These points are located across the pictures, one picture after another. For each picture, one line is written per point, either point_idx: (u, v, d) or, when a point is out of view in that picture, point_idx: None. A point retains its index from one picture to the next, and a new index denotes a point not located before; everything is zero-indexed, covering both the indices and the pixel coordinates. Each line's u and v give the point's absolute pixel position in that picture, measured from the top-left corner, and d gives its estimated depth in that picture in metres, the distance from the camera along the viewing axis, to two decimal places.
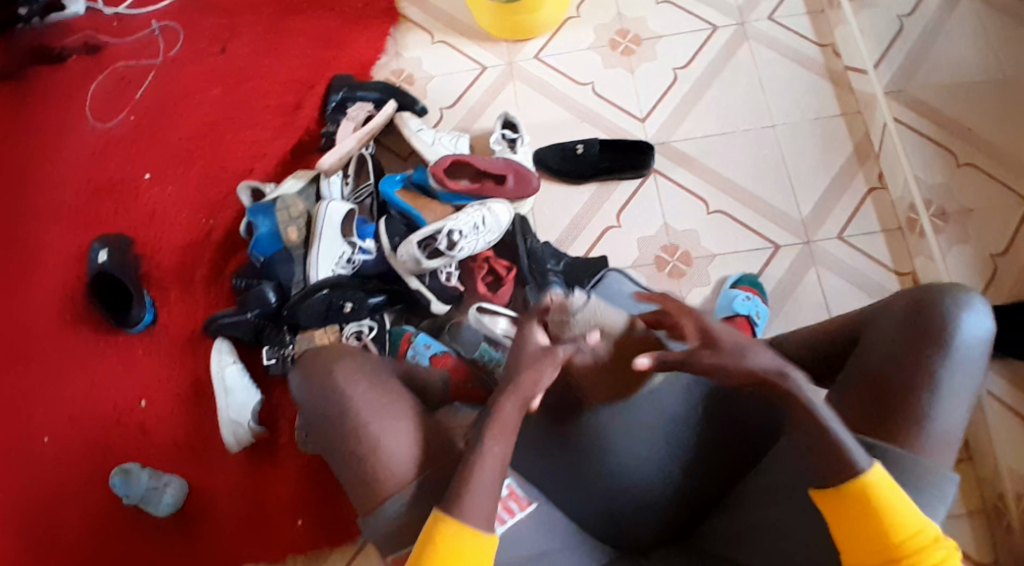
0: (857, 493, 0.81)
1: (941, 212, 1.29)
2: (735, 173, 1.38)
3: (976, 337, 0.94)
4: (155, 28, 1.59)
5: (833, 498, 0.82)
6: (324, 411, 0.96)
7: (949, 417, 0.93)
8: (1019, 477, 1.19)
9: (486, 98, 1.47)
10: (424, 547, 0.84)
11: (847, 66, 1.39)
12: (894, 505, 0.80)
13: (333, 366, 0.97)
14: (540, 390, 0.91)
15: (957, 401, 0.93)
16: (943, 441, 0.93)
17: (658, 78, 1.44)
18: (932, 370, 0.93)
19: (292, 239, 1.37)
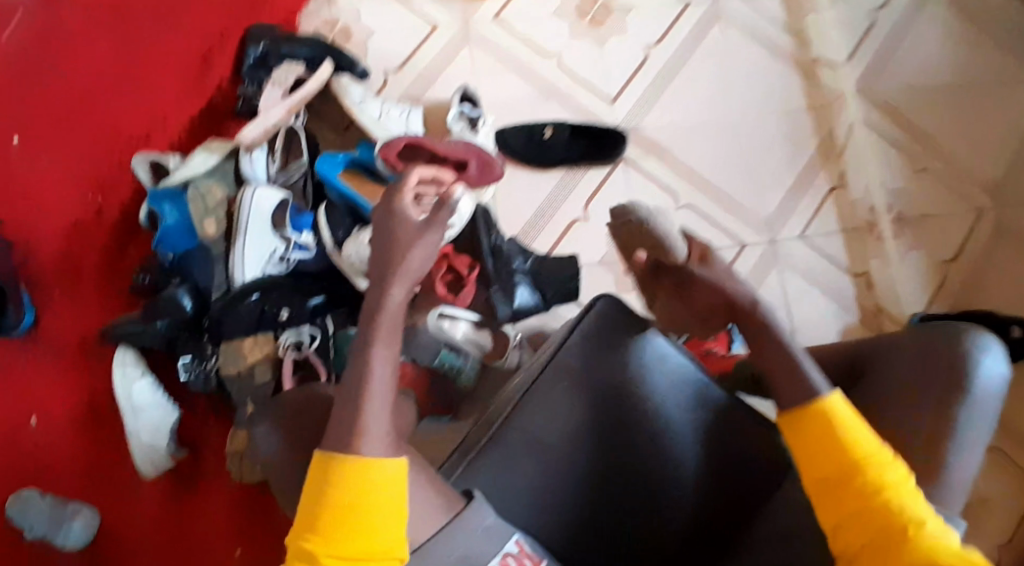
0: (817, 418, 0.77)
1: (899, 217, 1.30)
2: (703, 165, 1.32)
3: (995, 380, 0.88)
4: None
5: (800, 430, 0.78)
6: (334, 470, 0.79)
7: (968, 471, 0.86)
8: None
9: (439, 64, 1.32)
10: (323, 486, 0.73)
11: (816, 58, 1.35)
12: (853, 432, 0.76)
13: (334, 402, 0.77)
14: (426, 269, 0.78)
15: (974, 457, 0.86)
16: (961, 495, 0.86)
17: (628, 55, 1.35)
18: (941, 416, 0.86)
19: (209, 233, 1.15)
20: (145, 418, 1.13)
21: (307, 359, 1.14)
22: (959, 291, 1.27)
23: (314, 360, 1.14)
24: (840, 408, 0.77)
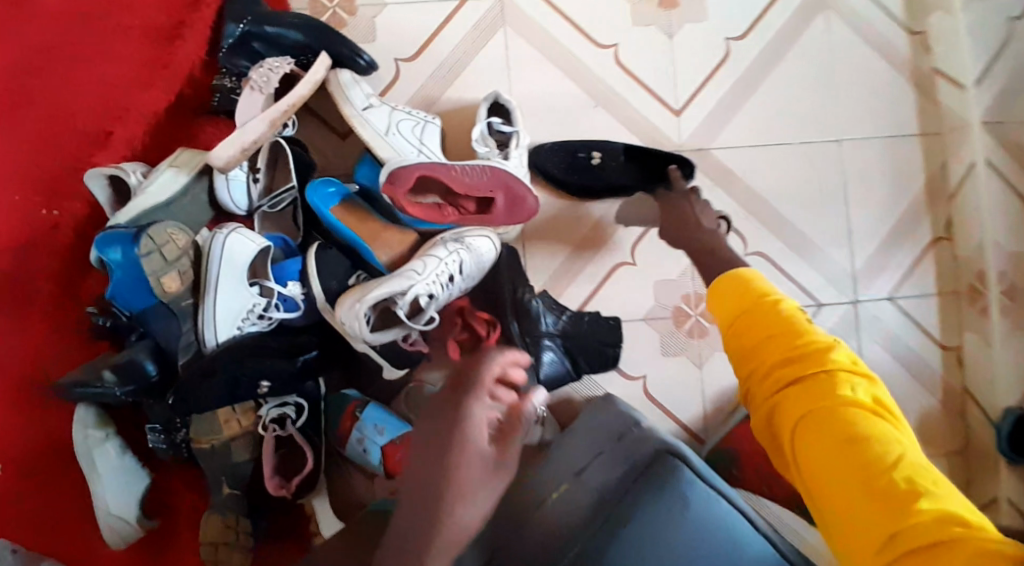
0: (733, 279, 0.82)
1: (1011, 289, 1.06)
2: (780, 201, 1.08)
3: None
4: None
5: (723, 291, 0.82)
6: None
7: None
8: None
9: (464, 56, 1.06)
10: None
11: (936, 69, 1.08)
12: (796, 319, 0.76)
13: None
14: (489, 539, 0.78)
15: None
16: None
17: (702, 51, 1.07)
18: None
19: (171, 289, 0.96)
20: (112, 486, 1.01)
21: (292, 437, 1.00)
22: None
23: (299, 440, 1.00)
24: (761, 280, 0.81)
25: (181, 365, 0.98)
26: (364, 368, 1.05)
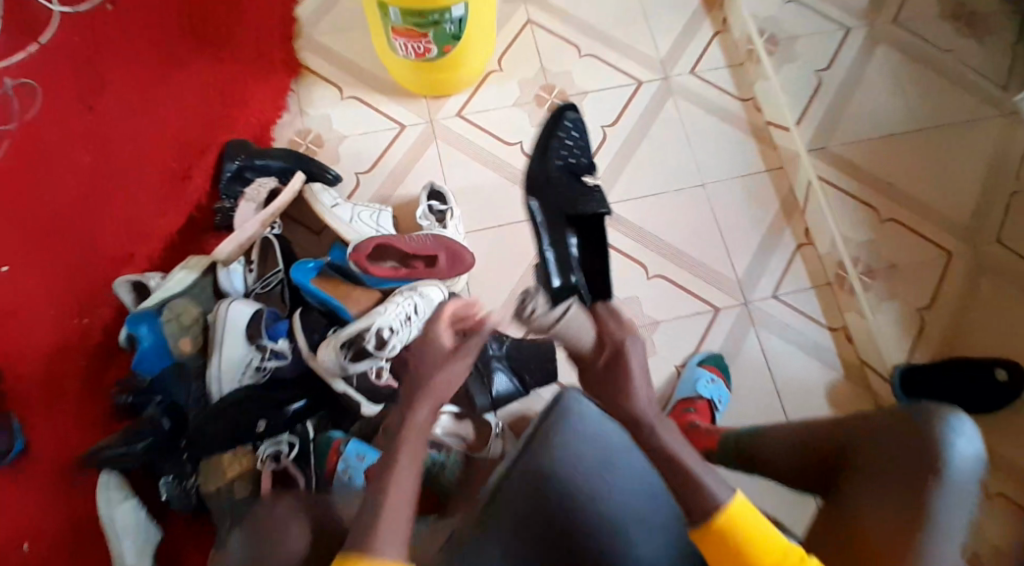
0: (710, 537, 0.76)
1: (868, 269, 1.32)
2: (670, 235, 1.35)
3: (966, 460, 0.88)
4: (1, 84, 1.30)
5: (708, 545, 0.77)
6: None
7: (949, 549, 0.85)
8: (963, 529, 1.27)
9: (407, 162, 1.36)
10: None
11: (769, 121, 1.39)
12: (757, 526, 0.76)
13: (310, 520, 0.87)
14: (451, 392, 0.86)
15: (956, 532, 0.86)
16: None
17: (586, 135, 1.38)
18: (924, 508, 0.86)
19: (184, 352, 1.18)
20: (131, 539, 1.12)
21: (287, 471, 1.14)
22: (941, 336, 1.29)
23: (293, 469, 1.14)
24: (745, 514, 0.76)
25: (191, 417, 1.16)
26: (345, 411, 1.24)
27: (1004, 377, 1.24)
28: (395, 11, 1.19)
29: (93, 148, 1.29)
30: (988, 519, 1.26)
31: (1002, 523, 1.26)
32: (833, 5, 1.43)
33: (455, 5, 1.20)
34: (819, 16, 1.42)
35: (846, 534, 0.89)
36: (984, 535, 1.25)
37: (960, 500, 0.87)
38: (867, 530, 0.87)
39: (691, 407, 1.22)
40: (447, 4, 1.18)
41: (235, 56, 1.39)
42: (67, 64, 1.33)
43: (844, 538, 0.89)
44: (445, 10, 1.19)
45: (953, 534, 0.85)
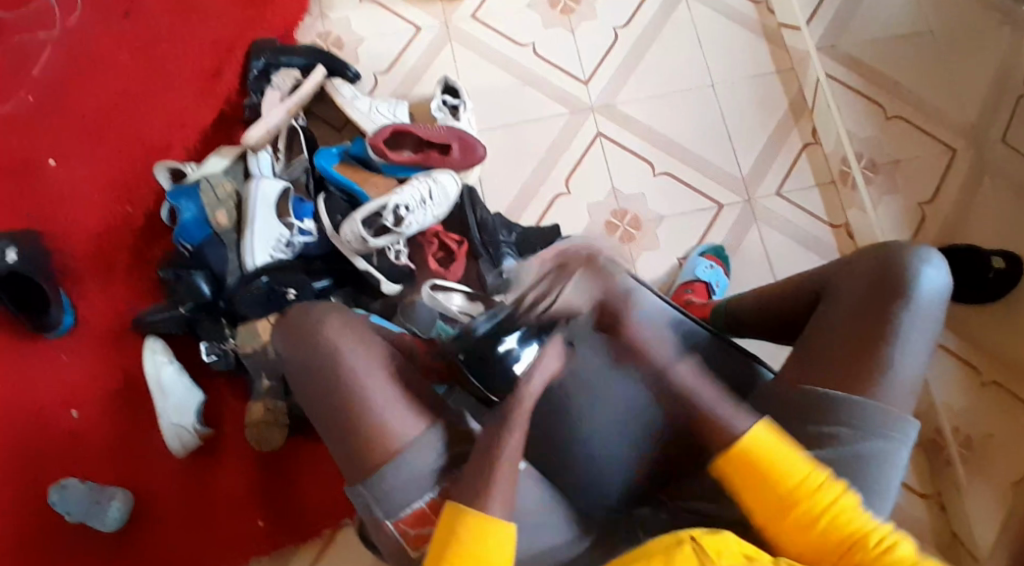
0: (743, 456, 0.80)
1: (872, 164, 1.36)
2: (677, 133, 1.39)
3: (935, 291, 0.93)
4: None
5: (731, 464, 0.80)
6: (310, 369, 0.95)
7: (911, 368, 0.91)
8: (955, 413, 1.32)
9: (424, 62, 1.40)
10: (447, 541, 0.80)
11: (780, 23, 1.42)
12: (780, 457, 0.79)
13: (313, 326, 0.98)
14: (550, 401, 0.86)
15: (918, 354, 0.92)
16: (907, 389, 0.91)
17: (599, 37, 1.41)
18: (897, 320, 0.92)
19: (221, 223, 1.28)
20: (174, 398, 1.28)
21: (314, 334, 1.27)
22: (942, 227, 1.34)
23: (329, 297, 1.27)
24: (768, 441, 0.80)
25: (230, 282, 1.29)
26: (369, 287, 1.33)
27: (1001, 265, 1.28)
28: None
29: (131, 48, 1.38)
30: (980, 405, 1.32)
31: (996, 411, 1.32)
32: None
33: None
34: None
35: (813, 358, 0.94)
36: (976, 419, 1.32)
37: (924, 323, 0.92)
38: (827, 350, 0.94)
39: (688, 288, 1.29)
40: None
41: None
42: None
43: (810, 354, 0.95)
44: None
45: (915, 355, 0.91)
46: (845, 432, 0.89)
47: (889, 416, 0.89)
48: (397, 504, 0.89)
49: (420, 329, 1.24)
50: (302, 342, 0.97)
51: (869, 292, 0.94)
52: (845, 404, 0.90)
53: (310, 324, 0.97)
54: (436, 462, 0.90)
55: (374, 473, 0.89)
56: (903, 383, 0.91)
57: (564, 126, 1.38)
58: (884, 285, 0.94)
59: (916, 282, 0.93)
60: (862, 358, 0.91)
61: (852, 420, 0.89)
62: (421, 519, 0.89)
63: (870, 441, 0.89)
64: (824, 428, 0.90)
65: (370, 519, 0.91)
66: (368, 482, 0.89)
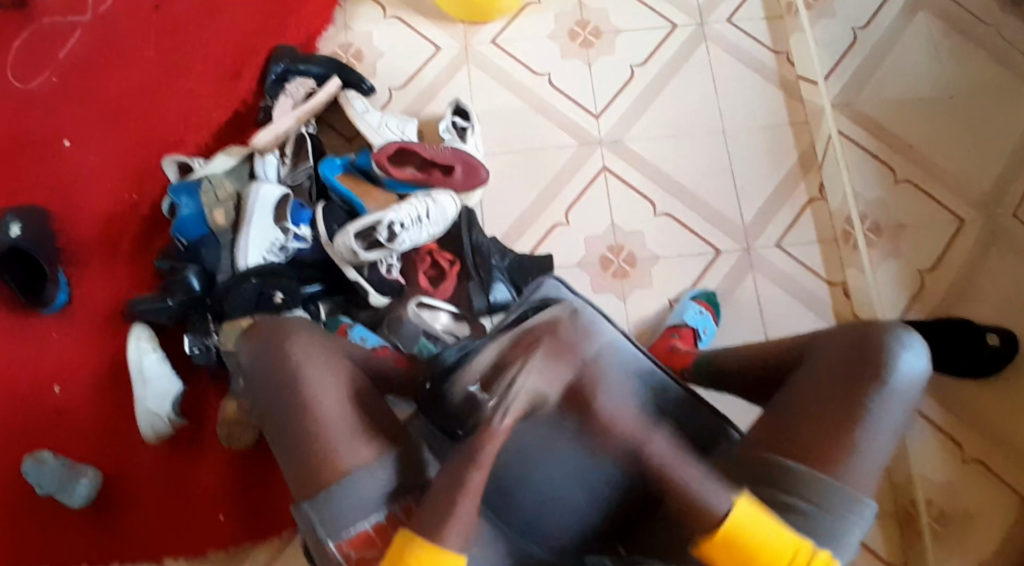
0: (725, 540, 0.80)
1: (875, 227, 1.35)
2: (684, 177, 1.38)
3: (911, 378, 0.91)
4: None
5: (712, 547, 0.81)
6: (272, 375, 0.99)
7: (875, 455, 0.90)
8: (933, 488, 1.29)
9: (439, 82, 1.40)
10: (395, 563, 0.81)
11: (799, 76, 1.40)
12: (761, 534, 0.80)
13: (283, 334, 1.02)
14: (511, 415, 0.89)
15: (887, 439, 0.90)
16: (870, 474, 0.89)
17: (615, 73, 1.41)
18: (869, 403, 0.90)
19: (218, 223, 1.29)
20: (153, 386, 1.29)
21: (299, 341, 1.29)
22: (942, 299, 1.32)
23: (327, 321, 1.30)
24: (746, 519, 0.80)
25: (219, 280, 1.31)
26: (357, 299, 1.35)
27: (995, 342, 1.28)
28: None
29: (159, 42, 1.38)
30: (961, 484, 1.28)
31: (975, 489, 1.28)
32: None
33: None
34: None
35: (784, 424, 0.93)
36: (953, 496, 1.28)
37: (897, 408, 0.91)
38: (800, 420, 0.92)
39: (675, 333, 1.27)
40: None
41: None
42: None
43: (779, 423, 0.93)
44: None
45: (881, 440, 0.90)
46: (808, 509, 0.87)
47: (849, 498, 0.88)
48: (342, 524, 0.91)
49: (404, 343, 1.26)
50: (271, 348, 1.00)
51: (845, 368, 0.92)
52: (805, 477, 0.88)
53: (282, 335, 1.01)
54: (385, 486, 0.94)
55: (323, 490, 0.92)
56: (865, 469, 0.90)
57: (570, 158, 1.38)
58: (861, 363, 0.92)
59: (895, 363, 0.92)
60: (830, 436, 0.90)
61: (813, 498, 0.88)
62: (366, 540, 0.91)
63: (827, 520, 0.88)
64: (790, 497, 0.88)
65: (313, 540, 0.93)
66: (318, 497, 0.92)
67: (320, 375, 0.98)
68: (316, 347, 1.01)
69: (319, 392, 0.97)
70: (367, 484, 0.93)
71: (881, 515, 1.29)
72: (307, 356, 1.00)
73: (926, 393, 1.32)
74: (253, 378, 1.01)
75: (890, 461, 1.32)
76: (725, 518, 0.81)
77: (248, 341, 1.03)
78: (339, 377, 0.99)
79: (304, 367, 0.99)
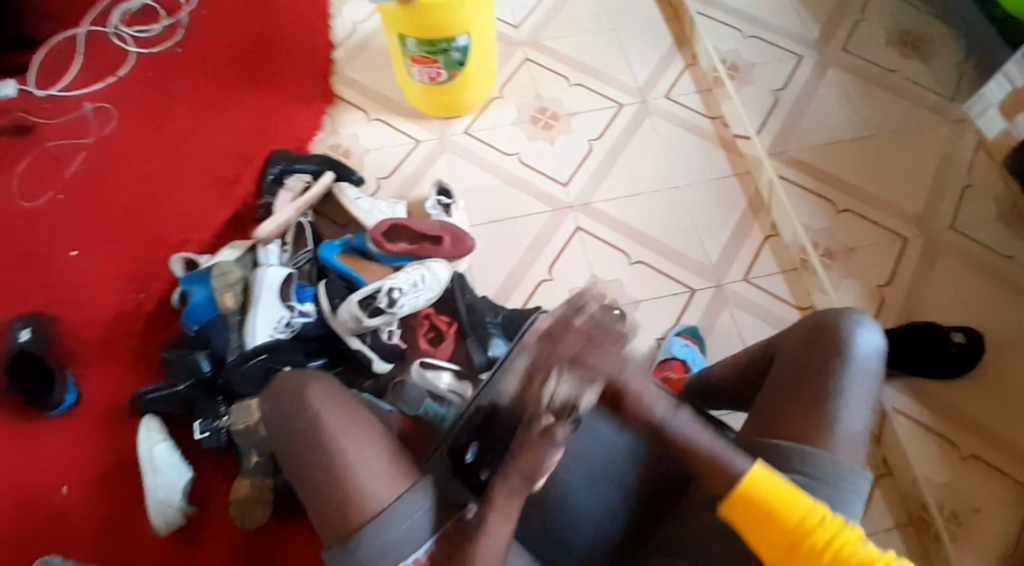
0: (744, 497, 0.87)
1: (828, 252, 1.48)
2: (650, 230, 1.51)
3: (868, 348, 0.99)
4: (88, 109, 1.58)
5: (735, 508, 0.87)
6: (293, 420, 0.98)
7: (854, 424, 0.96)
8: (937, 487, 1.32)
9: (421, 169, 1.55)
10: None
11: (735, 135, 1.59)
12: (780, 495, 0.86)
13: (303, 383, 1.01)
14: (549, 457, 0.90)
15: (861, 408, 0.96)
16: (854, 440, 0.95)
17: (574, 148, 1.58)
18: (835, 377, 0.97)
19: (227, 305, 1.34)
20: (162, 476, 1.28)
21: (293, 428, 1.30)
22: (901, 308, 1.43)
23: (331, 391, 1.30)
24: (762, 481, 0.87)
25: (229, 361, 1.33)
26: (361, 369, 1.40)
27: (961, 340, 1.38)
28: (411, 41, 1.41)
29: (167, 156, 1.54)
30: (961, 480, 1.32)
31: (976, 482, 1.32)
32: (787, 39, 1.68)
33: (460, 34, 1.41)
34: (773, 49, 1.67)
35: (767, 417, 1.00)
36: (957, 493, 1.32)
37: (863, 380, 0.97)
38: (781, 409, 0.99)
39: (665, 367, 1.35)
40: (453, 33, 1.40)
41: (280, 86, 1.61)
42: (143, 94, 1.60)
43: (767, 416, 0.99)
44: (451, 38, 1.41)
45: (855, 409, 0.96)
46: (802, 480, 0.92)
47: (837, 463, 0.92)
48: None
49: (409, 406, 1.26)
50: (290, 395, 1.00)
51: (808, 353, 1.01)
52: (797, 453, 0.93)
53: (301, 383, 1.01)
54: (422, 522, 0.90)
55: (353, 539, 0.89)
56: (847, 436, 0.95)
57: (544, 223, 1.51)
58: (822, 346, 1.00)
59: (851, 341, 1.00)
60: (808, 412, 0.96)
61: (804, 468, 0.92)
62: None
63: (822, 489, 0.91)
64: (787, 473, 0.93)
65: None
66: (348, 546, 0.89)
67: (340, 414, 0.97)
68: (333, 395, 1.00)
69: (346, 423, 0.97)
70: (399, 527, 0.89)
71: (896, 525, 1.32)
72: (322, 401, 0.99)
73: (910, 397, 1.38)
74: (276, 430, 1.00)
75: (894, 469, 1.36)
76: (745, 476, 0.87)
77: (266, 398, 1.03)
78: (356, 412, 0.99)
79: (323, 409, 0.98)
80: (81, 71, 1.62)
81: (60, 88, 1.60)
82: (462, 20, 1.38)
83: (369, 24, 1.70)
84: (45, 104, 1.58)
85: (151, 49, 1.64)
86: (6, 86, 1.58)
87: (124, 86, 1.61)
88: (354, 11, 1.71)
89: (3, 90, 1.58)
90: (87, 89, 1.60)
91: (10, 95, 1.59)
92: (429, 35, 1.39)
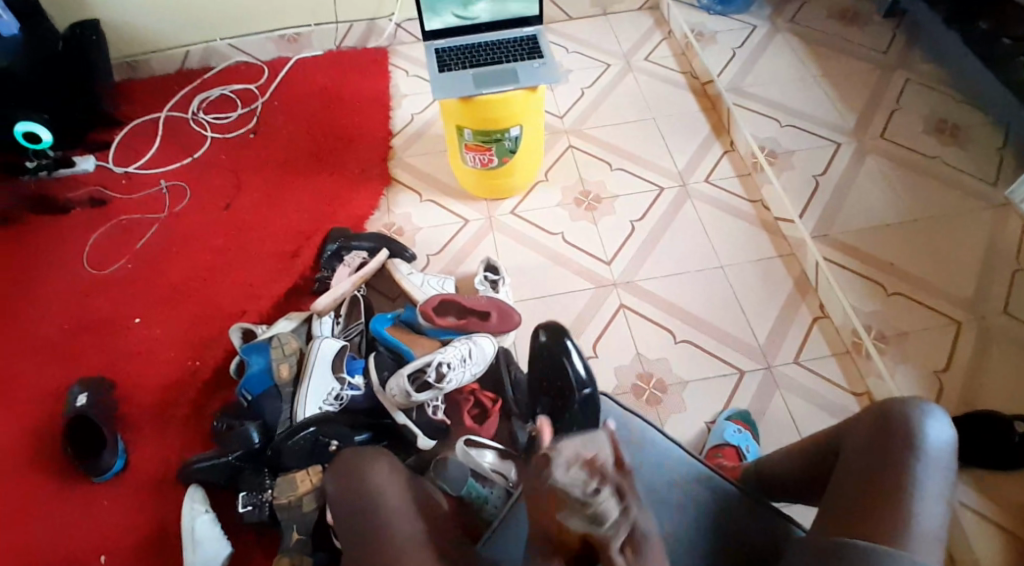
0: None
1: (881, 335, 1.46)
2: (698, 308, 1.52)
3: (940, 443, 0.95)
4: (163, 186, 1.67)
5: None
6: (346, 492, 0.98)
7: (931, 521, 0.90)
8: None
9: (470, 246, 1.59)
10: None
11: (777, 217, 1.62)
12: None
13: (359, 463, 1.01)
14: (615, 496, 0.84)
15: (936, 505, 0.91)
16: (930, 538, 0.90)
17: (618, 229, 1.61)
18: (908, 470, 0.93)
19: (282, 376, 1.36)
20: (202, 549, 1.25)
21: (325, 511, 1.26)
22: (960, 394, 1.39)
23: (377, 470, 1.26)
24: None
25: (279, 433, 1.33)
26: (405, 444, 1.37)
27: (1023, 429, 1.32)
28: (468, 131, 1.49)
29: (230, 231, 1.60)
30: None
31: None
32: (827, 129, 1.73)
33: (513, 126, 1.49)
34: (814, 138, 1.72)
35: (839, 512, 0.94)
36: None
37: (935, 474, 0.93)
38: (850, 506, 0.93)
39: (718, 454, 1.33)
40: (507, 125, 1.48)
41: (340, 171, 1.68)
42: (213, 175, 1.69)
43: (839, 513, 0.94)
44: (504, 130, 1.48)
45: (931, 506, 0.91)
46: None
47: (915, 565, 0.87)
48: None
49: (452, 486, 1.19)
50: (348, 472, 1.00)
51: (873, 445, 0.96)
52: (873, 551, 0.88)
53: (364, 459, 1.01)
54: None
55: None
56: (925, 532, 0.90)
57: (590, 299, 1.53)
58: (889, 437, 0.96)
59: (922, 434, 0.95)
60: (880, 512, 0.91)
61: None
62: None
63: None
64: None
65: None
66: None
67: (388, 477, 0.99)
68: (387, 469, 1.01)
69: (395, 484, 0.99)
70: None
71: None
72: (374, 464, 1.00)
73: (973, 488, 1.32)
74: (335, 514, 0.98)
75: None
76: None
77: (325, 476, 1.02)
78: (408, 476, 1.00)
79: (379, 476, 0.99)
80: (158, 153, 1.73)
81: (137, 166, 1.70)
82: (516, 114, 1.46)
83: (425, 114, 1.79)
84: (123, 180, 1.69)
85: (225, 134, 1.75)
86: (86, 161, 1.70)
87: (196, 166, 1.70)
88: (411, 105, 1.81)
89: (82, 165, 1.69)
90: (161, 169, 1.70)
91: (89, 170, 1.70)
92: (484, 127, 1.47)
